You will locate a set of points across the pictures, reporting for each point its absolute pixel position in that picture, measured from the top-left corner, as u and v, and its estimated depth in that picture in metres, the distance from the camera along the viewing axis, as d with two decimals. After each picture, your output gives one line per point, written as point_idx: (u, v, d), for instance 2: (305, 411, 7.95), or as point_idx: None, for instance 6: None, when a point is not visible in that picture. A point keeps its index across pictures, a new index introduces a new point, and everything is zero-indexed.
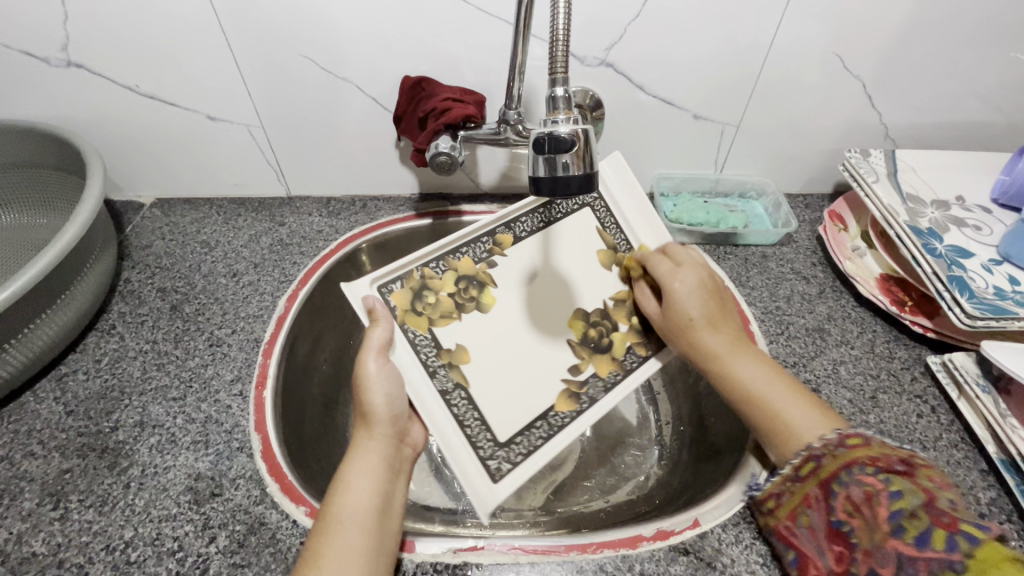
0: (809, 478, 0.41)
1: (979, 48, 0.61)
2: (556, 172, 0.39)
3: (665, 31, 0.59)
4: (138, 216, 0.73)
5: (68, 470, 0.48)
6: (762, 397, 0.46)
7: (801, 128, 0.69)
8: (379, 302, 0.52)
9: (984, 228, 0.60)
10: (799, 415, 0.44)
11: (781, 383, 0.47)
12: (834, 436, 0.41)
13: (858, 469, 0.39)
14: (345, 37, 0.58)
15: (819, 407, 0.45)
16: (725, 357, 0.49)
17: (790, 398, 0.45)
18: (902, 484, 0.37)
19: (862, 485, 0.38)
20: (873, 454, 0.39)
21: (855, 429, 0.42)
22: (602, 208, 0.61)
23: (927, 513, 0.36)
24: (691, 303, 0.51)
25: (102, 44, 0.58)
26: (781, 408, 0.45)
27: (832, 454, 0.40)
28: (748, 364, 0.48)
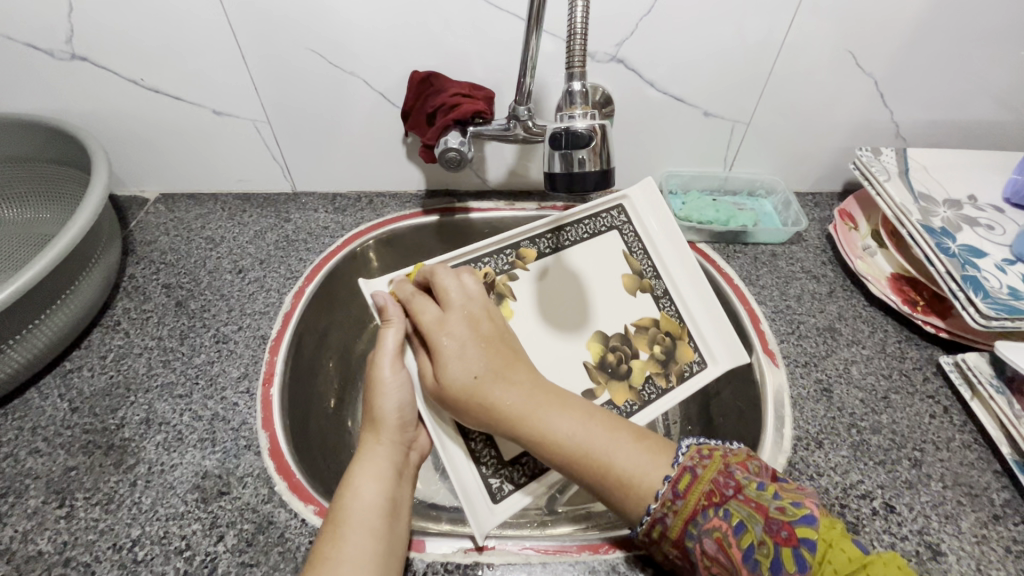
0: (663, 540, 0.39)
1: (994, 46, 0.60)
2: (572, 168, 0.38)
3: (677, 27, 0.58)
4: (143, 211, 0.73)
5: (74, 467, 0.47)
6: (585, 454, 0.40)
7: (812, 126, 0.68)
8: (392, 302, 0.48)
9: (996, 227, 0.59)
10: (625, 460, 0.40)
11: (601, 426, 0.41)
12: (668, 486, 0.38)
13: (702, 517, 0.37)
14: (354, 30, 0.57)
15: (651, 440, 0.42)
16: (529, 419, 0.41)
17: (617, 443, 0.40)
18: (740, 513, 0.37)
19: (711, 533, 0.37)
20: (706, 490, 0.38)
21: (681, 460, 0.40)
22: (630, 233, 0.60)
23: (769, 535, 0.35)
24: (467, 363, 0.43)
25: (107, 37, 0.58)
26: (609, 459, 0.40)
27: (672, 513, 0.38)
28: (561, 416, 0.41)
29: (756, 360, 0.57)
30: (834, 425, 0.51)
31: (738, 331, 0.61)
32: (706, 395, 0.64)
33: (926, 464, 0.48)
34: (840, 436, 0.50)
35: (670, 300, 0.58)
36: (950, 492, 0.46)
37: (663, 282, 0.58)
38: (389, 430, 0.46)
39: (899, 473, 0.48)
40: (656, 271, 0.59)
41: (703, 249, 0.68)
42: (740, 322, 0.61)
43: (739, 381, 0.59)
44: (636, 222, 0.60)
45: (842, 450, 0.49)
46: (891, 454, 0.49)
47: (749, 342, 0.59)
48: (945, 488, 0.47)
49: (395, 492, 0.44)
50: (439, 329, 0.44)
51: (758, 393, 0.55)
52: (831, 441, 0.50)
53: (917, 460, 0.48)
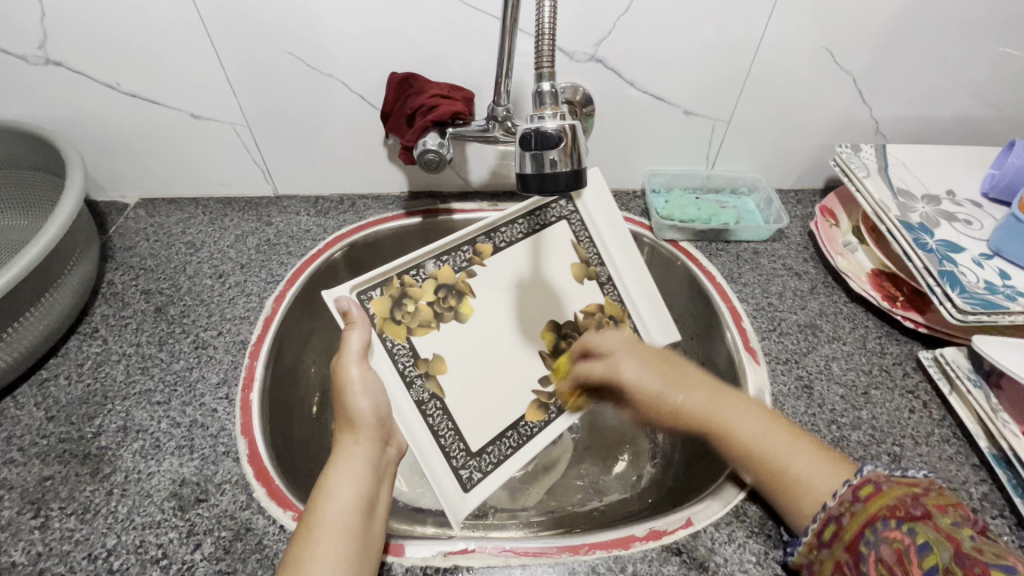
0: (833, 544, 0.38)
1: (970, 42, 0.61)
2: (543, 168, 0.38)
3: (656, 26, 0.58)
4: (122, 217, 0.72)
5: (49, 477, 0.47)
6: (761, 449, 0.44)
7: (792, 123, 0.68)
8: (354, 305, 0.51)
9: (974, 222, 0.60)
10: (802, 464, 0.42)
11: (782, 430, 0.45)
12: (847, 490, 0.39)
13: (881, 524, 0.36)
14: (330, 32, 0.57)
15: (829, 458, 0.43)
16: (713, 417, 0.47)
17: (798, 446, 0.43)
18: (926, 535, 0.34)
19: (889, 543, 0.35)
20: (890, 503, 0.37)
21: (863, 472, 0.39)
22: (579, 221, 0.61)
23: (958, 566, 0.32)
24: (648, 375, 0.53)
25: (80, 41, 0.57)
26: (785, 462, 0.43)
27: (850, 514, 0.38)
28: (745, 415, 0.46)
29: (737, 359, 0.57)
30: (815, 422, 0.51)
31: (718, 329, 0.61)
32: None
33: (906, 459, 0.48)
34: (820, 432, 0.50)
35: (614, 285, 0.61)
36: None
37: (607, 268, 0.61)
38: (364, 430, 0.47)
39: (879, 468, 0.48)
40: (602, 259, 0.61)
41: (685, 247, 0.68)
42: (721, 321, 0.61)
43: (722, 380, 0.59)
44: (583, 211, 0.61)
45: None
46: (871, 450, 0.49)
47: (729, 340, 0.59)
48: None
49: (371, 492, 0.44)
50: (615, 360, 0.56)
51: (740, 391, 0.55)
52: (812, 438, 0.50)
53: (897, 455, 0.49)
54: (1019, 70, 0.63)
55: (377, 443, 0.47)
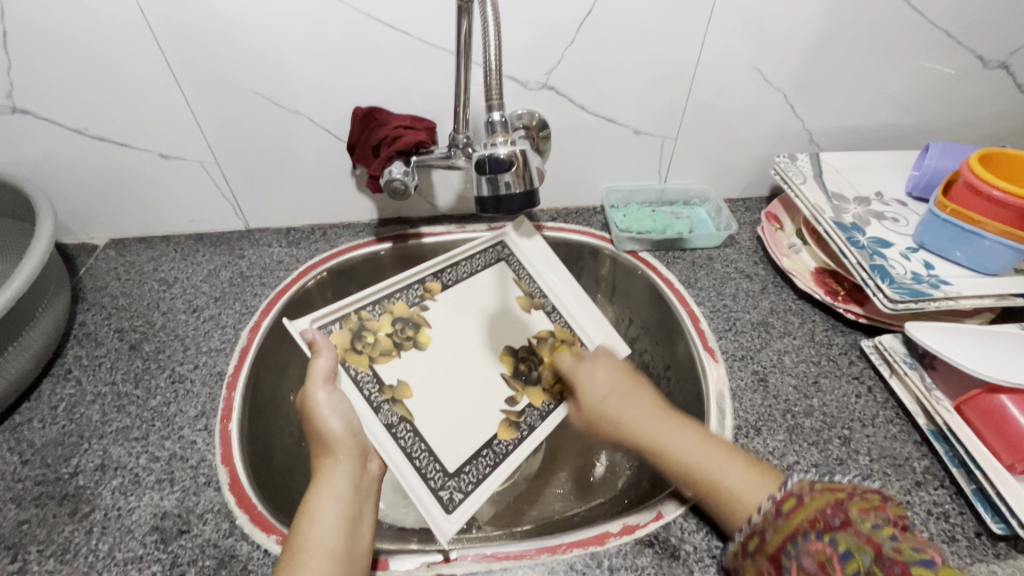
0: (759, 554, 0.40)
1: (883, 57, 0.67)
2: (499, 189, 0.42)
3: (600, 54, 0.63)
4: (92, 258, 0.72)
5: (26, 521, 0.46)
6: (698, 470, 0.46)
7: (733, 137, 0.74)
8: (319, 334, 0.54)
9: (901, 219, 0.65)
10: (734, 481, 0.45)
11: (717, 450, 0.47)
12: (771, 504, 0.42)
13: (803, 538, 0.38)
14: (295, 70, 0.60)
15: (761, 469, 0.46)
16: (648, 429, 0.52)
17: (728, 463, 0.46)
18: (848, 543, 0.36)
19: (812, 555, 0.37)
20: (810, 517, 0.39)
21: (786, 484, 0.42)
22: (516, 260, 0.68)
23: (880, 568, 0.34)
24: (596, 383, 0.57)
25: (46, 89, 0.59)
26: (719, 477, 0.45)
27: (773, 528, 0.40)
28: (681, 437, 0.49)
29: (697, 358, 0.61)
30: (771, 412, 0.54)
31: (679, 330, 0.65)
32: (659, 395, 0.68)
33: (855, 440, 0.52)
34: (776, 421, 0.54)
35: (559, 312, 0.65)
36: (877, 464, 0.50)
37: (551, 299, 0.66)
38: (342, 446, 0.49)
39: (831, 451, 0.51)
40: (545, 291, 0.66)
41: (645, 257, 0.72)
42: (680, 323, 0.65)
43: (686, 380, 0.63)
44: (518, 251, 0.68)
45: (779, 435, 0.53)
46: (823, 434, 0.53)
47: (689, 340, 0.63)
48: (872, 461, 0.50)
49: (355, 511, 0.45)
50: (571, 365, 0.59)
51: (702, 388, 0.58)
52: (768, 428, 0.53)
53: (847, 438, 0.52)
54: (929, 81, 0.70)
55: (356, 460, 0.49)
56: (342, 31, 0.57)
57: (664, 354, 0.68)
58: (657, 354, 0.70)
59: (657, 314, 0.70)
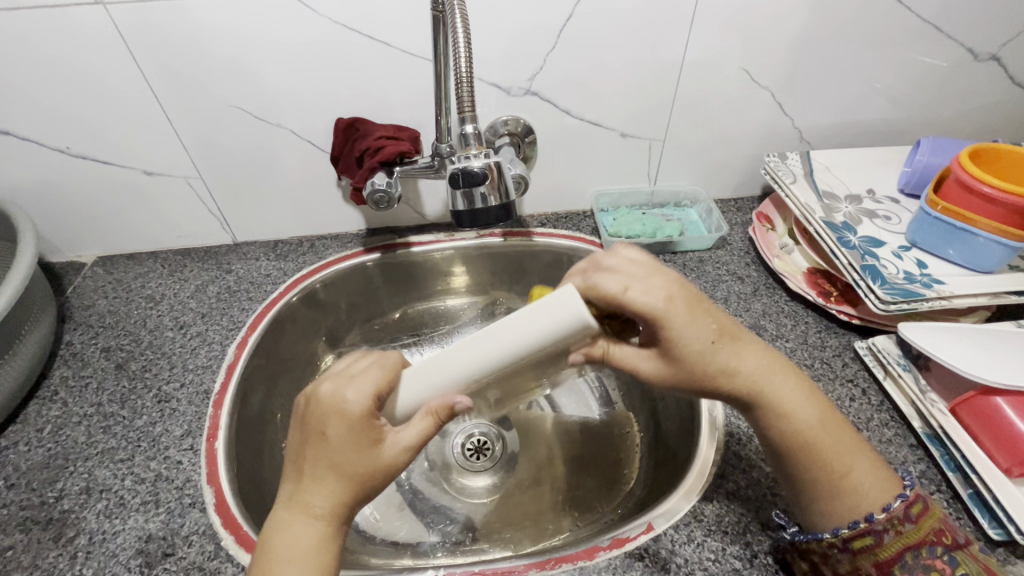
0: (863, 552, 0.41)
1: (872, 52, 0.66)
2: (472, 204, 0.44)
3: (584, 57, 0.62)
4: (80, 276, 0.72)
5: (10, 547, 0.46)
6: (821, 446, 0.42)
7: (721, 137, 0.73)
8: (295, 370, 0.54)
9: (893, 217, 0.64)
10: (860, 467, 0.42)
11: (842, 431, 0.43)
12: (900, 505, 0.40)
13: (926, 550, 0.39)
14: (275, 84, 0.60)
15: (876, 461, 0.43)
16: (763, 386, 0.42)
17: (854, 454, 0.42)
18: (967, 565, 0.39)
19: (931, 567, 0.39)
20: (936, 529, 0.40)
21: (914, 489, 0.41)
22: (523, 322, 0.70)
23: None
24: (695, 332, 0.40)
25: (26, 110, 0.59)
26: (848, 465, 0.42)
27: (895, 533, 0.40)
28: (790, 392, 0.43)
29: None
30: None
31: None
32: (653, 401, 0.67)
33: None
34: None
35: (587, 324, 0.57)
36: None
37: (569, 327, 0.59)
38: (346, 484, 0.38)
39: None
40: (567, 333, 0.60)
41: None
42: None
43: None
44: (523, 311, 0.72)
45: None
46: None
47: None
48: None
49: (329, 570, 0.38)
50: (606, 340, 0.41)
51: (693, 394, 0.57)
52: None
53: None
54: (919, 75, 0.69)
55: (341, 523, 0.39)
56: (321, 43, 0.57)
57: None
58: None
59: None
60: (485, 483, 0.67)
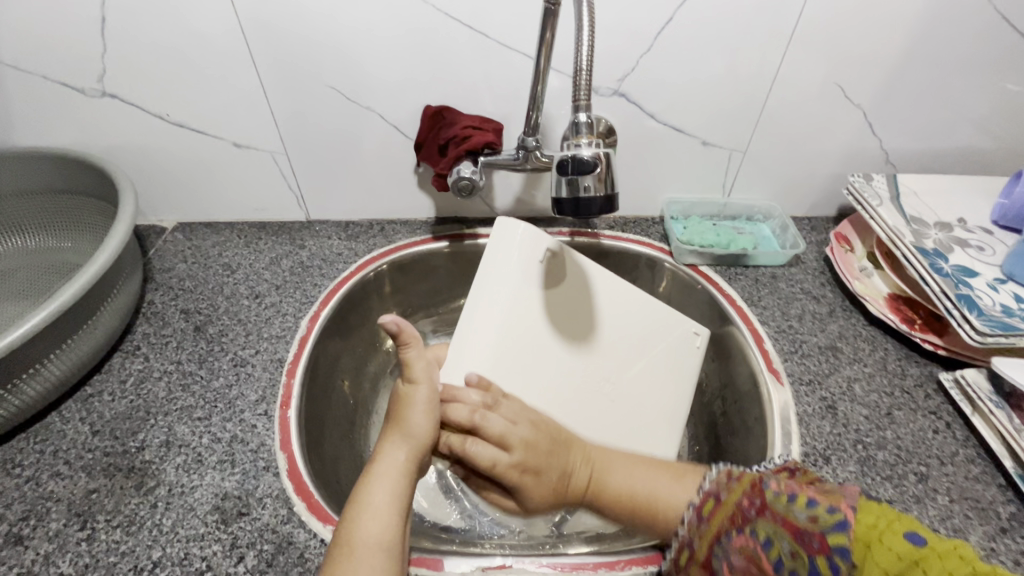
0: (690, 564, 0.42)
1: (974, 77, 0.64)
2: (578, 193, 0.42)
3: (677, 61, 0.61)
4: (161, 239, 0.75)
5: (95, 490, 0.48)
6: (639, 497, 0.45)
7: (805, 153, 0.71)
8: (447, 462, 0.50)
9: (986, 248, 0.62)
10: (668, 495, 0.45)
11: (666, 476, 0.47)
12: (693, 513, 0.43)
13: (726, 537, 0.41)
14: (371, 66, 0.61)
15: (686, 472, 0.47)
16: (597, 484, 0.46)
17: (658, 484, 0.46)
18: (766, 530, 0.39)
19: (738, 551, 0.40)
20: (728, 515, 0.41)
21: (705, 488, 0.44)
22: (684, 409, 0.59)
23: (801, 547, 0.37)
24: (535, 453, 0.45)
25: (134, 75, 0.61)
26: (655, 495, 0.45)
27: (698, 536, 0.42)
28: (616, 472, 0.47)
29: (760, 379, 0.58)
30: (841, 441, 0.52)
31: (740, 348, 0.63)
32: (713, 414, 0.66)
33: (932, 478, 0.49)
34: (846, 451, 0.51)
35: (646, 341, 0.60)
36: (957, 506, 0.47)
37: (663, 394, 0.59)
38: (404, 438, 0.44)
39: (907, 487, 0.49)
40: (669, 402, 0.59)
41: (705, 272, 0.70)
42: (743, 341, 0.63)
43: (744, 400, 0.61)
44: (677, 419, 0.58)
45: (849, 466, 0.50)
46: (898, 469, 0.50)
47: (751, 360, 0.60)
48: (952, 502, 0.48)
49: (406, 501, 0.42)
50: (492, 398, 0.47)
51: (764, 411, 0.56)
52: (838, 457, 0.51)
53: (924, 475, 0.49)
54: (1021, 104, 0.66)
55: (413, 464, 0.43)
56: (422, 31, 0.58)
57: (721, 372, 0.66)
58: (713, 371, 0.68)
59: (715, 331, 0.68)
60: None
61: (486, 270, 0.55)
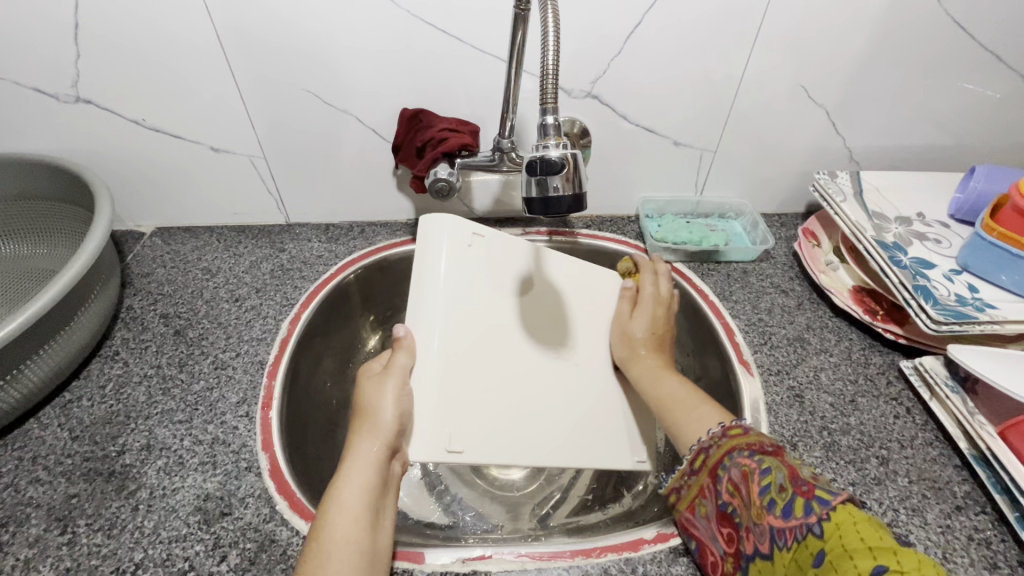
0: (701, 468, 0.45)
1: (929, 78, 0.67)
2: (547, 193, 0.43)
3: (647, 64, 0.63)
4: (139, 244, 0.75)
5: (75, 495, 0.48)
6: (675, 400, 0.51)
7: (773, 152, 0.74)
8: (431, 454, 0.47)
9: (944, 241, 0.64)
10: (703, 409, 0.49)
11: (700, 399, 0.51)
12: (720, 428, 0.45)
13: (737, 453, 0.42)
14: (347, 71, 0.62)
15: (711, 404, 0.50)
16: (652, 372, 0.54)
17: (698, 408, 0.49)
18: (772, 463, 0.39)
19: (740, 467, 0.41)
20: (750, 440, 0.42)
21: (740, 421, 0.45)
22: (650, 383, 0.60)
23: (791, 485, 0.37)
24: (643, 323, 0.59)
25: (108, 80, 0.61)
26: (690, 410, 0.49)
27: (716, 445, 0.44)
28: (670, 382, 0.53)
29: (732, 371, 0.60)
30: (807, 428, 0.54)
31: (713, 341, 0.65)
32: None
33: (893, 461, 0.52)
34: (812, 438, 0.53)
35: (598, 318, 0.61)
36: (916, 486, 0.50)
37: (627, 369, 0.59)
38: (374, 433, 0.45)
39: (868, 470, 0.51)
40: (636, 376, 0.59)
41: (679, 268, 0.72)
42: (715, 334, 0.65)
43: (718, 392, 0.63)
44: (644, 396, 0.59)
45: (815, 451, 0.52)
46: (861, 453, 0.52)
47: (724, 352, 0.63)
48: (911, 482, 0.50)
49: (379, 496, 0.43)
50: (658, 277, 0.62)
51: (736, 403, 0.58)
52: (805, 443, 0.53)
53: (885, 458, 0.52)
54: (975, 103, 0.69)
55: (387, 458, 0.44)
56: (397, 36, 0.59)
57: (695, 366, 0.68)
58: (688, 365, 0.70)
59: (688, 325, 0.70)
60: (522, 472, 0.69)
61: (425, 269, 0.55)
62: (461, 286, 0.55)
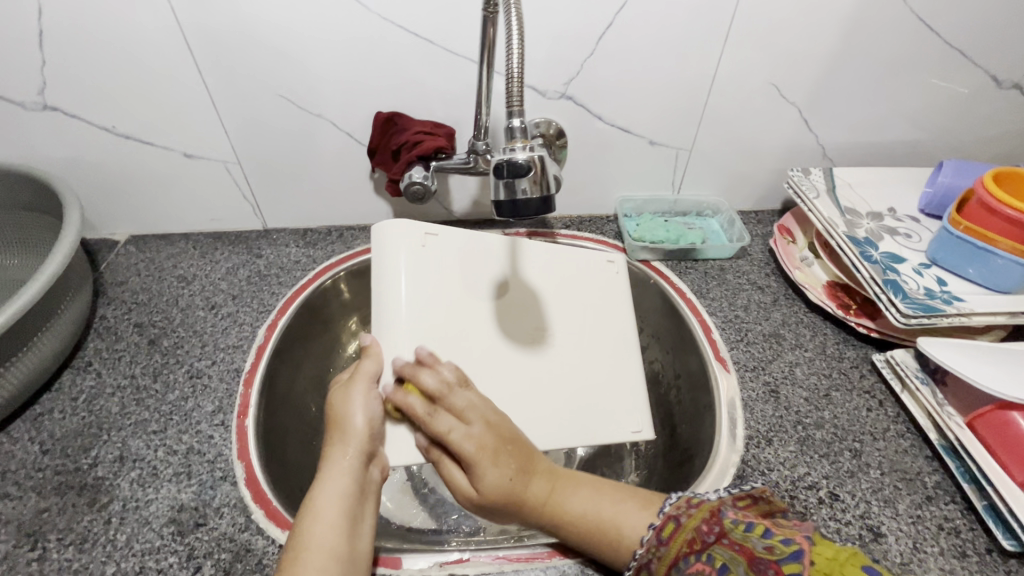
0: None
1: (898, 75, 0.68)
2: (515, 195, 0.43)
3: (619, 64, 0.64)
4: (113, 253, 0.74)
5: (46, 509, 0.47)
6: (597, 531, 0.45)
7: (747, 150, 0.74)
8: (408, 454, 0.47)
9: (914, 235, 0.66)
10: (632, 515, 0.45)
11: (621, 501, 0.46)
12: (654, 534, 0.43)
13: (685, 561, 0.41)
14: (320, 74, 0.61)
15: (640, 497, 0.47)
16: (553, 500, 0.46)
17: (624, 509, 0.46)
18: (723, 556, 0.39)
19: (696, 574, 0.40)
20: (688, 537, 0.42)
21: (669, 509, 0.44)
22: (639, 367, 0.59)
23: (755, 572, 0.37)
24: (491, 474, 0.45)
25: (76, 87, 0.60)
26: (618, 529, 0.44)
27: (657, 557, 0.42)
28: (573, 495, 0.47)
29: (709, 368, 0.61)
30: (782, 423, 0.55)
31: (690, 339, 0.65)
32: (669, 404, 0.68)
33: (865, 453, 0.52)
34: (787, 433, 0.54)
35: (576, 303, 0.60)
36: (888, 478, 0.50)
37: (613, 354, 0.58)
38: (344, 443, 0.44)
39: (841, 463, 0.52)
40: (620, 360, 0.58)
41: (657, 266, 0.73)
42: (692, 332, 0.65)
43: (696, 389, 0.63)
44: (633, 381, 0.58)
45: (790, 446, 0.53)
46: (834, 446, 0.53)
47: (701, 349, 0.63)
48: (883, 474, 0.51)
49: (356, 506, 0.43)
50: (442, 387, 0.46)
51: (713, 401, 0.58)
52: (779, 438, 0.53)
53: (858, 451, 0.52)
54: (943, 99, 0.71)
55: (364, 466, 0.44)
56: (369, 39, 0.59)
57: (674, 363, 0.69)
58: (668, 362, 0.70)
59: (666, 324, 0.70)
60: None
61: (391, 265, 0.53)
62: (430, 282, 0.53)
